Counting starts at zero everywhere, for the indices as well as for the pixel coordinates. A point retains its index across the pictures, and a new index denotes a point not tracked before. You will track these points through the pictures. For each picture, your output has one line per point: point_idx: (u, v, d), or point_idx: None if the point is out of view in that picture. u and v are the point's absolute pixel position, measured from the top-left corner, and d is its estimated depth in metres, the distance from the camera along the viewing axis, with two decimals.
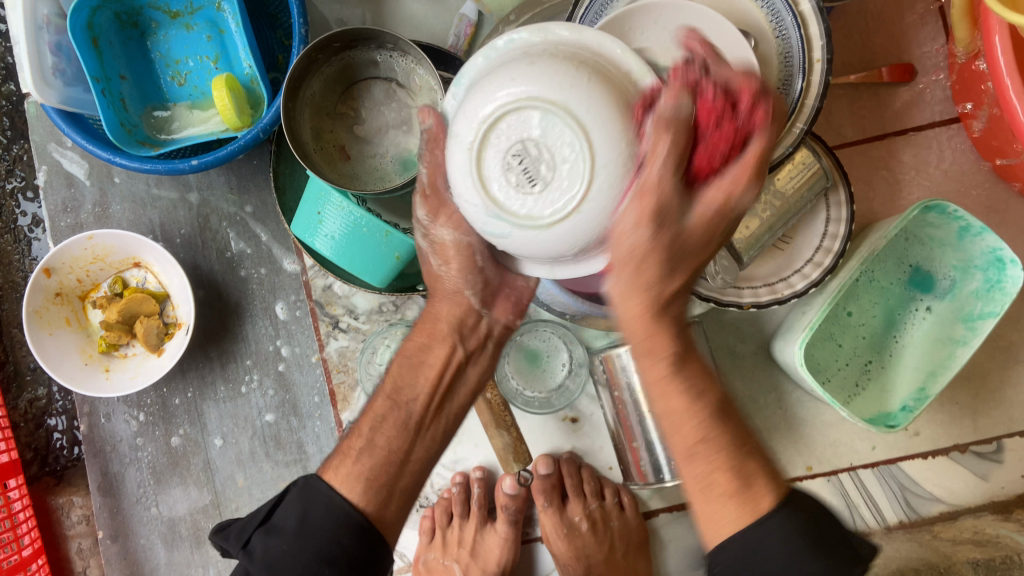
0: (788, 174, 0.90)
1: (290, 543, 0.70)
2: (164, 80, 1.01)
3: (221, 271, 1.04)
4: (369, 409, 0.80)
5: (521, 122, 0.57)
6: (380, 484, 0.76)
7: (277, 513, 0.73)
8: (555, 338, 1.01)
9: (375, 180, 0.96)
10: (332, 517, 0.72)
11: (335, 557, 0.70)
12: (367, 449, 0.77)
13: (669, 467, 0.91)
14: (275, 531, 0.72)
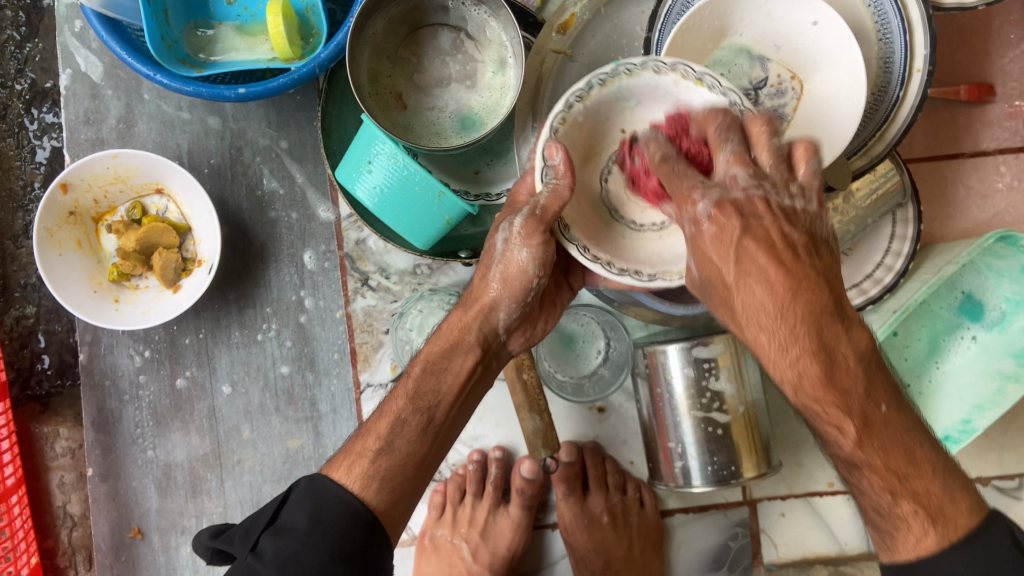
0: (867, 185, 0.87)
1: (301, 543, 0.64)
2: None
3: (249, 210, 0.97)
4: (383, 409, 0.73)
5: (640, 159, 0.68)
6: (397, 482, 0.70)
7: (284, 513, 0.67)
8: (594, 324, 0.96)
9: (429, 135, 0.90)
10: (344, 515, 0.66)
11: (346, 555, 0.65)
12: (387, 449, 0.70)
13: (702, 473, 0.87)
14: (284, 532, 0.66)
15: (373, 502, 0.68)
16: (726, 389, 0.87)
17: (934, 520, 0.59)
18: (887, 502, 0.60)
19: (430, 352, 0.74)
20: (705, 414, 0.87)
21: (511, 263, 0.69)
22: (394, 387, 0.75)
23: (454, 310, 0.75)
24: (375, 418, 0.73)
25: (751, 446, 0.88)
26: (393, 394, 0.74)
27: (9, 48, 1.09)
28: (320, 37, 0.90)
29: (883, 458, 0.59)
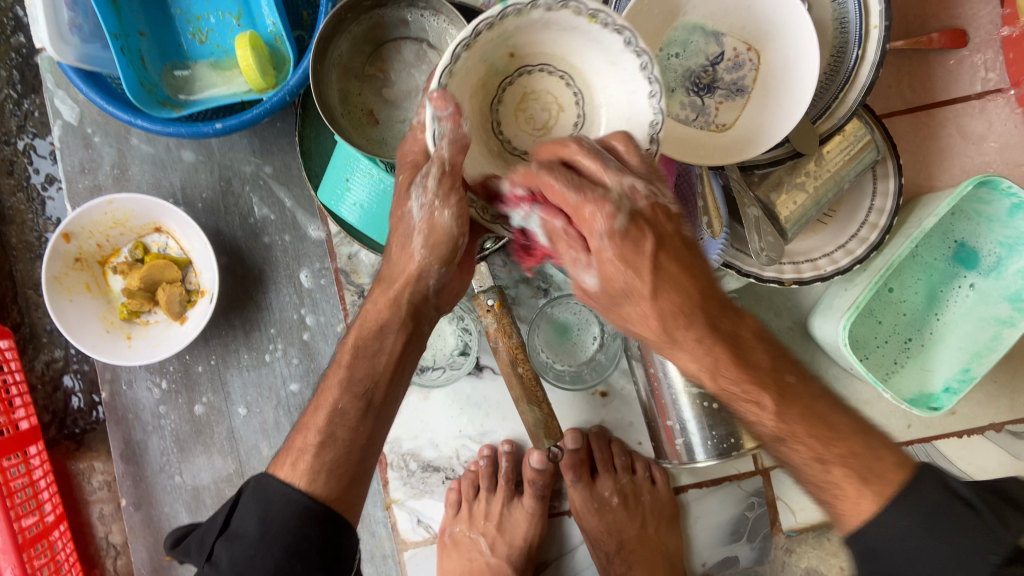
0: (839, 146, 0.86)
1: (254, 547, 0.67)
2: (184, 37, 0.97)
3: (243, 237, 1.01)
4: (317, 404, 0.74)
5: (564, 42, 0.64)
6: (344, 469, 0.71)
7: (235, 518, 0.71)
8: (587, 312, 0.98)
9: (403, 146, 0.92)
10: (294, 513, 0.68)
11: (304, 549, 0.67)
12: (328, 441, 0.71)
13: (704, 448, 0.88)
14: (236, 538, 0.69)
15: (323, 494, 0.70)
16: None
17: (866, 479, 0.63)
18: (820, 472, 0.64)
19: (356, 340, 0.74)
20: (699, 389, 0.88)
21: (434, 225, 0.67)
22: (326, 379, 0.75)
23: (373, 295, 0.74)
24: (312, 413, 0.74)
25: None
26: (326, 388, 0.74)
27: (9, 107, 1.15)
28: (291, 64, 0.93)
29: (805, 424, 0.64)
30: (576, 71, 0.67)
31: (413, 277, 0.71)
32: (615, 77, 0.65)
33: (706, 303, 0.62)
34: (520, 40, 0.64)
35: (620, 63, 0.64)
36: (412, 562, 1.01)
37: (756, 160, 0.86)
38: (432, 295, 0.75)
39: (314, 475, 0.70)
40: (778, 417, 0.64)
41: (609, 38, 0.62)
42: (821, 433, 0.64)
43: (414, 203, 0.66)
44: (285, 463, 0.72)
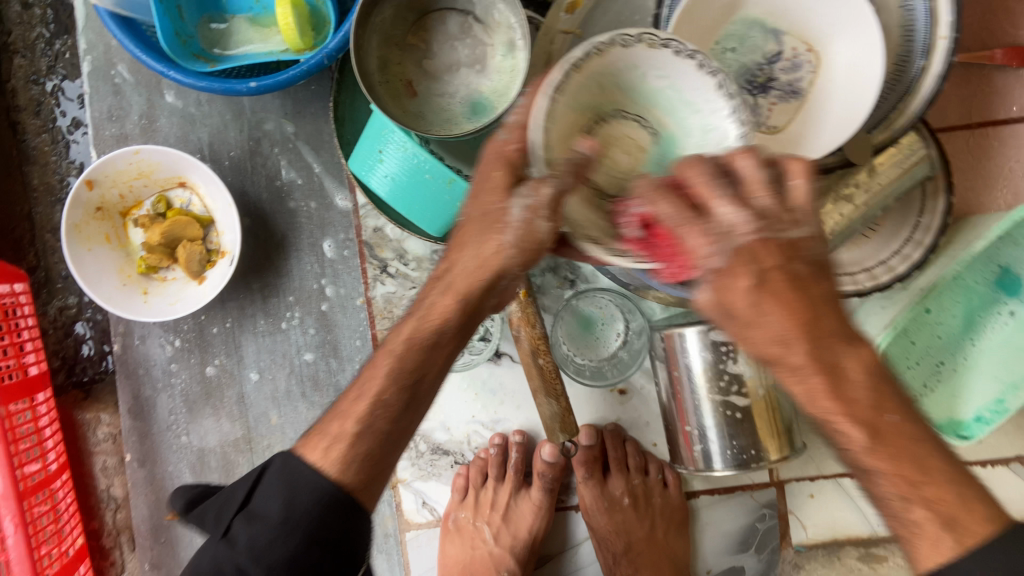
0: (893, 158, 0.82)
1: (275, 532, 0.58)
2: None
3: (269, 200, 0.98)
4: (359, 390, 0.64)
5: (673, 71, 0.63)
6: (377, 460, 0.62)
7: (257, 496, 0.61)
8: (612, 307, 0.96)
9: (440, 121, 0.89)
10: (319, 500, 0.59)
11: (313, 537, 0.59)
12: (366, 432, 0.62)
13: (722, 457, 0.86)
14: (257, 519, 0.60)
15: (351, 483, 0.61)
16: (745, 371, 0.84)
17: (948, 524, 0.49)
18: (899, 505, 0.51)
19: (417, 332, 0.64)
20: (724, 397, 0.85)
21: (532, 231, 0.61)
22: (374, 363, 0.65)
23: (432, 291, 0.65)
24: (352, 398, 0.64)
25: (772, 430, 0.85)
26: (370, 373, 0.64)
27: (40, 46, 1.15)
28: (331, 27, 0.90)
29: (895, 463, 0.50)
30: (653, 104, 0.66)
31: (490, 272, 0.63)
32: (699, 101, 0.64)
33: (822, 323, 0.50)
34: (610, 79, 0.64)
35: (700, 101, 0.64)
36: (413, 544, 1.00)
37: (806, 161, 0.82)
38: (500, 291, 0.65)
39: (337, 461, 0.61)
40: (871, 443, 0.50)
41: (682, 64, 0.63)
42: (908, 472, 0.50)
43: (516, 203, 0.60)
44: (314, 446, 0.62)
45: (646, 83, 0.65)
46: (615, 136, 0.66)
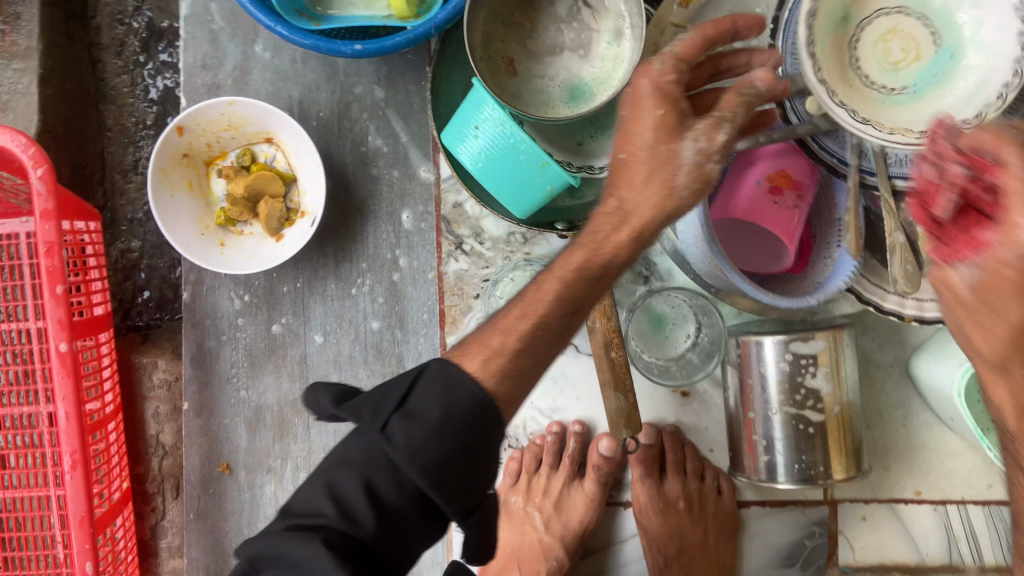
0: None
1: (433, 433, 0.54)
2: None
3: (352, 164, 0.98)
4: (521, 309, 0.62)
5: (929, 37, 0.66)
6: (523, 378, 0.60)
7: (409, 395, 0.57)
8: (686, 308, 0.95)
9: (537, 103, 0.88)
10: (474, 407, 0.56)
11: (463, 442, 0.55)
12: (528, 350, 0.61)
13: (787, 470, 0.84)
14: (413, 418, 0.55)
15: (502, 397, 0.58)
16: (823, 387, 0.83)
17: None
18: None
19: (581, 261, 0.62)
20: (797, 411, 0.84)
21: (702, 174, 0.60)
22: (533, 286, 0.63)
23: (606, 221, 0.62)
24: (512, 317, 0.62)
25: (842, 449, 0.84)
26: (533, 296, 0.62)
27: None
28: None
29: None
30: (924, 60, 0.67)
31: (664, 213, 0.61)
32: (976, 58, 0.64)
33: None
34: (862, 44, 0.67)
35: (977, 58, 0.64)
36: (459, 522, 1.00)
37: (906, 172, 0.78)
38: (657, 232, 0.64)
39: (492, 376, 0.58)
40: None
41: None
42: None
43: (689, 146, 0.59)
44: (470, 359, 0.60)
45: (905, 51, 0.67)
46: (884, 35, 0.67)
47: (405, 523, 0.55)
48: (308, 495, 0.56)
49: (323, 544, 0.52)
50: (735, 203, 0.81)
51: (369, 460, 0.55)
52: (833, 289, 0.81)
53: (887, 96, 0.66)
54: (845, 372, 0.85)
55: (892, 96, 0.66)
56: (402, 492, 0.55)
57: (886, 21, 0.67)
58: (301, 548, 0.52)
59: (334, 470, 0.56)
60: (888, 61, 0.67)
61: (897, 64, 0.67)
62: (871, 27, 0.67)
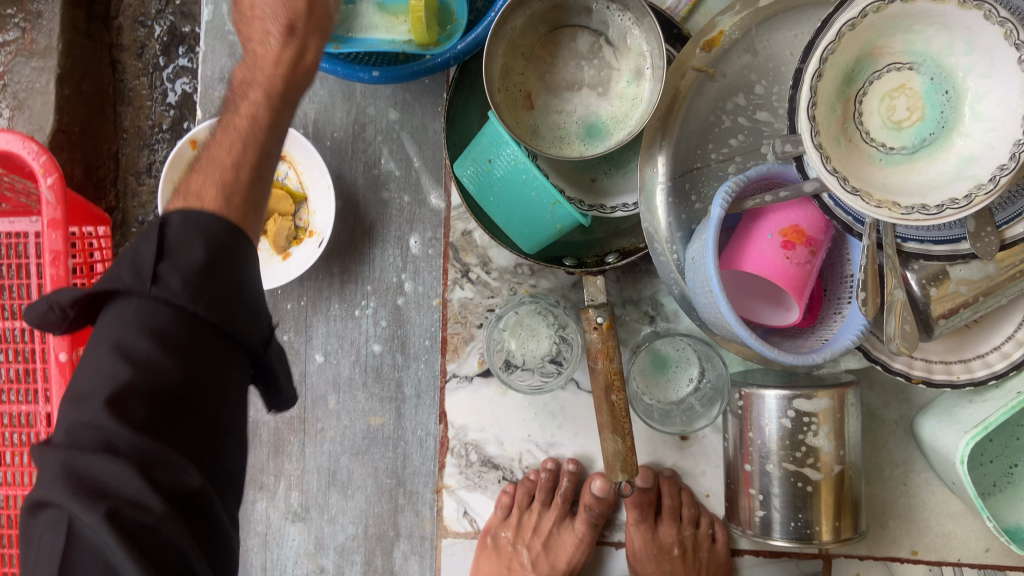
0: (1015, 256, 0.78)
1: (195, 271, 0.56)
2: None
3: (364, 186, 0.98)
4: (223, 145, 0.64)
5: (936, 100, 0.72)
6: (252, 203, 0.62)
7: (159, 245, 0.57)
8: (691, 351, 0.94)
9: (553, 138, 0.88)
10: (220, 232, 0.58)
11: (215, 273, 0.57)
12: (244, 164, 0.63)
13: (783, 527, 0.83)
14: (170, 265, 0.56)
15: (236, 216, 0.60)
16: (824, 446, 0.82)
17: None
18: None
19: (261, 96, 0.65)
20: (796, 468, 0.83)
21: None
22: (214, 140, 0.65)
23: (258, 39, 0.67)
24: (223, 151, 0.63)
25: (838, 510, 0.82)
26: (220, 139, 0.64)
27: None
28: (459, 23, 0.85)
29: None
30: (925, 119, 0.73)
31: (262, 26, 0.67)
32: (979, 127, 0.70)
33: None
34: (868, 102, 0.73)
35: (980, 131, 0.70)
36: (448, 551, 0.99)
37: (920, 235, 0.78)
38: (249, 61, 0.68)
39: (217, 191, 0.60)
40: None
41: (1015, 74, 0.67)
42: None
43: None
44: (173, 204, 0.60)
45: (910, 109, 0.73)
46: (891, 92, 0.73)
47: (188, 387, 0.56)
48: (82, 385, 0.55)
49: (112, 445, 0.52)
50: (745, 255, 0.80)
51: (134, 316, 0.55)
52: (839, 347, 0.79)
53: (885, 154, 0.74)
54: (848, 430, 0.83)
55: (890, 155, 0.73)
56: (180, 329, 0.55)
57: (894, 80, 0.73)
58: (103, 466, 0.51)
59: (111, 332, 0.55)
60: (890, 119, 0.73)
61: (899, 122, 0.73)
62: (879, 85, 0.73)
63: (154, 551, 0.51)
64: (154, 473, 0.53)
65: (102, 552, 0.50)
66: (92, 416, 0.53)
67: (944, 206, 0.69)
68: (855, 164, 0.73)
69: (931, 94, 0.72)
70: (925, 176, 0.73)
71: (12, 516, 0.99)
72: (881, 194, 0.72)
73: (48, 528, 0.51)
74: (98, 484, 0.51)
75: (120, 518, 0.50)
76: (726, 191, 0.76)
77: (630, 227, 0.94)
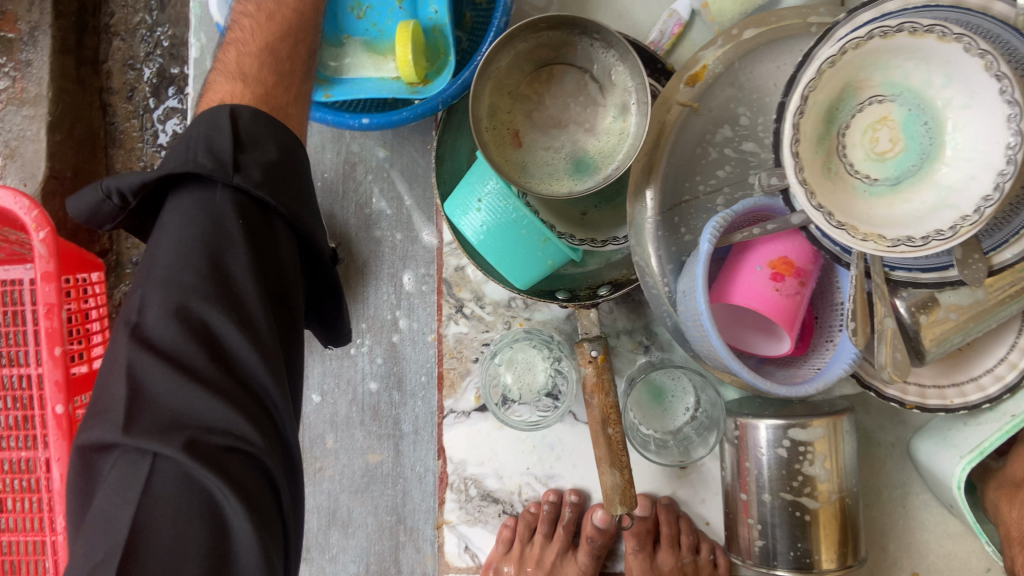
0: (1004, 281, 0.79)
1: (258, 172, 0.64)
2: (344, 11, 0.90)
3: (356, 225, 0.98)
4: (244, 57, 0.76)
5: (918, 131, 0.73)
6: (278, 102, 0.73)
7: (222, 137, 0.64)
8: (687, 381, 0.94)
9: (542, 174, 0.88)
10: (274, 146, 0.67)
11: (277, 188, 0.65)
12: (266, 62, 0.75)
13: (784, 557, 0.83)
14: (240, 152, 0.64)
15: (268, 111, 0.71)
16: (820, 475, 0.82)
17: None
18: None
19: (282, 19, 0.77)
20: (794, 497, 0.83)
21: None
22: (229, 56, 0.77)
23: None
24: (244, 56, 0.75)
25: (837, 538, 0.82)
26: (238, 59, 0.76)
27: (141, 32, 1.18)
28: (446, 58, 0.88)
29: None
30: (910, 148, 0.74)
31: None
32: (964, 158, 0.71)
33: None
34: (850, 134, 0.75)
35: (966, 160, 0.71)
36: None
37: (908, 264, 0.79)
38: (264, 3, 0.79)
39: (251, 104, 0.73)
40: None
41: (994, 105, 0.68)
42: None
43: None
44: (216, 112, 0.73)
45: (894, 140, 0.74)
46: (874, 124, 0.74)
47: (259, 305, 0.62)
48: (158, 291, 0.60)
49: (200, 353, 0.59)
50: (734, 287, 0.81)
51: (216, 204, 0.62)
52: (831, 378, 0.80)
53: (869, 185, 0.75)
54: (843, 459, 0.84)
55: (873, 186, 0.75)
56: (249, 222, 0.63)
57: (877, 113, 0.74)
58: (184, 391, 0.57)
59: (185, 226, 0.62)
60: (873, 150, 0.74)
61: (882, 153, 0.75)
62: (863, 117, 0.74)
63: (235, 471, 0.57)
64: (230, 394, 0.59)
65: (184, 469, 0.55)
66: (174, 318, 0.59)
67: (929, 239, 0.70)
68: (841, 197, 0.74)
69: (910, 126, 0.74)
70: (910, 206, 0.73)
71: (18, 563, 1.00)
72: (866, 227, 0.72)
73: (121, 458, 0.56)
74: (194, 400, 0.57)
75: (200, 443, 0.56)
76: (714, 226, 0.76)
77: (622, 259, 0.95)
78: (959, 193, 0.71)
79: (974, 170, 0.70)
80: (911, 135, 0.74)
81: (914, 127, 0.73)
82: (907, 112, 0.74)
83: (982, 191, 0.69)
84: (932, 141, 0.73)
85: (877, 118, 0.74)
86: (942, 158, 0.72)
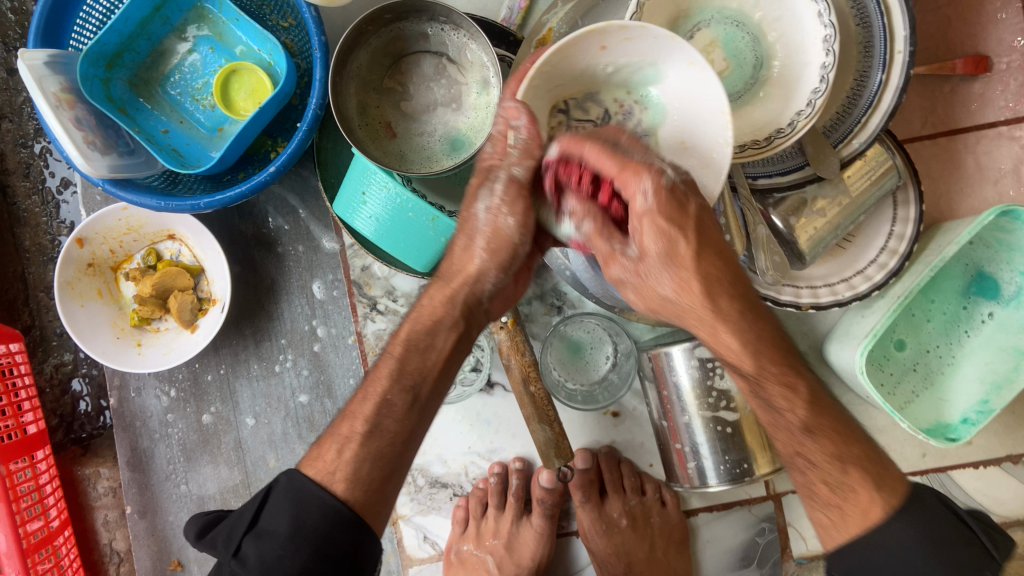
0: (861, 172, 0.84)
1: (283, 546, 0.64)
2: (200, 111, 0.98)
3: (258, 248, 1.00)
4: (366, 393, 0.73)
5: (747, 46, 0.78)
6: (387, 461, 0.71)
7: (264, 516, 0.67)
8: (600, 331, 0.97)
9: (422, 160, 0.92)
10: (325, 515, 0.66)
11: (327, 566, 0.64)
12: (374, 431, 0.71)
13: (716, 472, 0.87)
14: (265, 535, 0.65)
15: (352, 502, 0.68)
16: (731, 388, 0.86)
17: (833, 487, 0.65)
18: (837, 473, 0.65)
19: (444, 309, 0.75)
20: (714, 413, 0.86)
21: (497, 228, 0.71)
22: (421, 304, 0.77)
23: (433, 289, 0.76)
24: (359, 401, 0.73)
25: (763, 442, 0.87)
26: (375, 377, 0.74)
27: (27, 110, 1.14)
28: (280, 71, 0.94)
29: (833, 426, 0.65)
30: (743, 65, 0.79)
31: (469, 277, 0.74)
32: (791, 60, 0.76)
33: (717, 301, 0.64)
34: None
35: (795, 63, 0.76)
36: None
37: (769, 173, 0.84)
38: (486, 299, 0.78)
39: (345, 468, 0.69)
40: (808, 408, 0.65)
41: (804, 5, 0.73)
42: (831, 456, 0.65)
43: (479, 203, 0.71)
44: (329, 449, 0.71)
45: (725, 62, 0.79)
46: (704, 49, 0.79)
47: None
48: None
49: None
50: None
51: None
52: None
53: None
54: None
55: None
56: None
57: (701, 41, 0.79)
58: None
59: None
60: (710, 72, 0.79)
61: (719, 73, 0.80)
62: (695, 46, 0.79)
63: None
64: None
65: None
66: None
67: (771, 140, 0.75)
68: None
69: (734, 44, 0.79)
70: (753, 116, 0.78)
71: None
72: None
73: None
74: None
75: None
76: None
77: None
78: (793, 93, 0.76)
79: (804, 69, 0.75)
80: (739, 55, 0.79)
81: (742, 42, 0.79)
82: (734, 33, 0.79)
83: (808, 89, 0.74)
84: (761, 54, 0.78)
85: (706, 44, 0.79)
86: (776, 65, 0.77)
